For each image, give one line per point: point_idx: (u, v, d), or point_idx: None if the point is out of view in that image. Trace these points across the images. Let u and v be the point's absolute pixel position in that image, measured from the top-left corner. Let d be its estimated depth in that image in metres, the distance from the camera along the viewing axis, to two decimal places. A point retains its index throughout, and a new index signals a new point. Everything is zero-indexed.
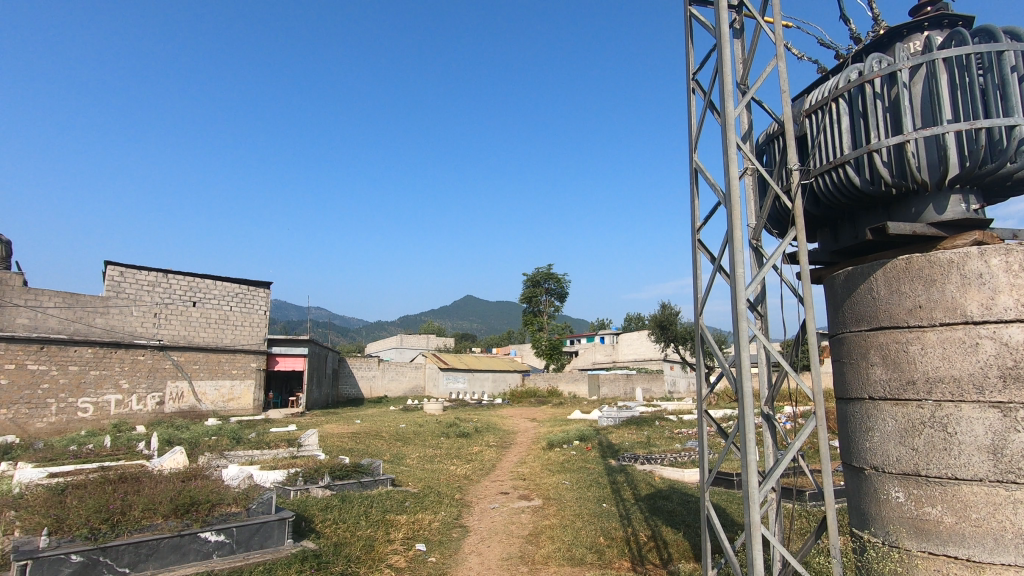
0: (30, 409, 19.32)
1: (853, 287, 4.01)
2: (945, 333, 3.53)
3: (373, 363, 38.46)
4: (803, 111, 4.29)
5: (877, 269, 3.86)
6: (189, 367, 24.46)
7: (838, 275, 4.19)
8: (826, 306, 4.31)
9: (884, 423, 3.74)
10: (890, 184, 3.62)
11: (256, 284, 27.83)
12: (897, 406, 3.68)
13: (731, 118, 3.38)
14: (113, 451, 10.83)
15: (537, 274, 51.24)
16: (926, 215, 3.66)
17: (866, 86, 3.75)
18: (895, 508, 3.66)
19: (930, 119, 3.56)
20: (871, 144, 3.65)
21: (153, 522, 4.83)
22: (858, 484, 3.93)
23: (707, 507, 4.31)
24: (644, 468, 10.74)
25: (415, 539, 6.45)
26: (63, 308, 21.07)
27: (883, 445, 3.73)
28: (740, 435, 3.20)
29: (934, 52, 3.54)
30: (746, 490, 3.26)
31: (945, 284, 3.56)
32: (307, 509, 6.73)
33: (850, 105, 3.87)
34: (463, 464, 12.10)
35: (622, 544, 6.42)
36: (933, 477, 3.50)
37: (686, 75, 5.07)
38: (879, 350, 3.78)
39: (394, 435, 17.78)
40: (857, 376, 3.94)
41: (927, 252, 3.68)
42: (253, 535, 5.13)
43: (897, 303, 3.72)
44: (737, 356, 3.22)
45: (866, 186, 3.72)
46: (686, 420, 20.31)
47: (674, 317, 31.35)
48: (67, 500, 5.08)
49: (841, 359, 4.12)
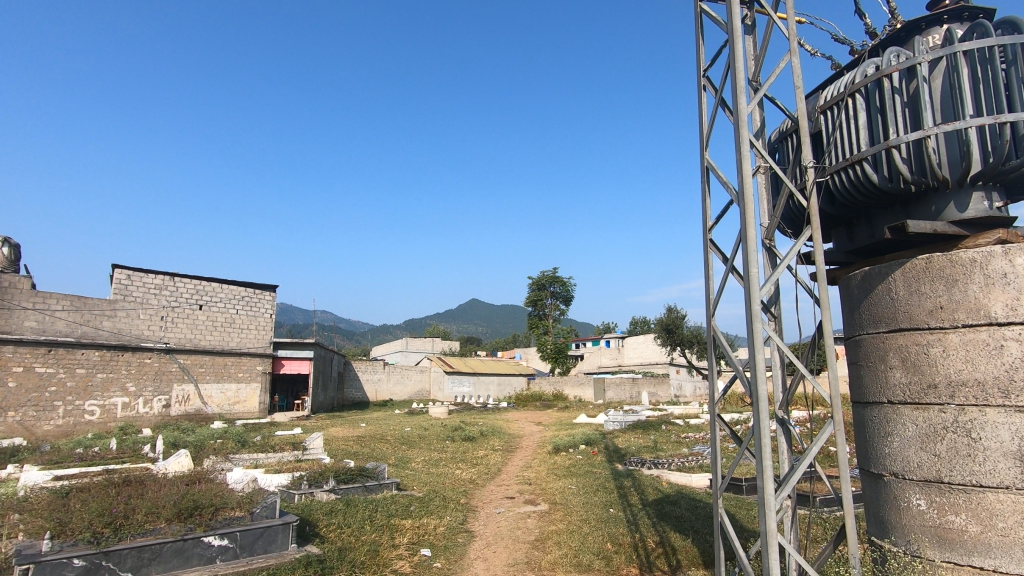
0: (38, 412, 19.40)
1: (870, 288, 3.92)
2: (968, 335, 3.44)
3: (379, 367, 38.48)
4: (819, 107, 4.21)
5: (896, 269, 3.77)
6: (195, 370, 24.52)
7: (855, 275, 4.10)
8: (842, 307, 4.22)
9: (904, 428, 3.65)
10: (909, 181, 3.53)
11: (262, 287, 27.91)
12: (918, 410, 3.59)
13: (744, 115, 3.27)
14: (118, 454, 10.84)
15: (543, 277, 51.29)
16: (946, 213, 3.58)
17: (884, 81, 3.67)
18: (917, 517, 3.57)
19: (952, 114, 3.48)
20: (889, 140, 3.57)
21: (156, 526, 4.79)
22: (877, 490, 3.85)
23: (721, 514, 4.22)
24: (651, 473, 10.63)
25: (420, 544, 6.37)
26: (70, 311, 21.16)
27: (903, 451, 3.65)
28: (755, 441, 3.10)
29: (955, 45, 3.46)
30: (762, 498, 3.16)
31: (967, 284, 3.47)
32: (311, 514, 6.67)
33: (867, 101, 3.79)
34: (467, 468, 12.01)
35: (630, 550, 6.32)
36: (957, 484, 3.40)
37: (697, 72, 4.98)
38: (898, 353, 3.70)
39: (398, 438, 17.72)
40: (875, 380, 3.85)
41: (948, 252, 3.59)
42: (257, 540, 5.08)
43: (916, 304, 3.64)
44: (751, 360, 3.12)
45: (885, 183, 3.63)
46: (692, 424, 20.17)
47: (680, 320, 31.18)
48: (69, 504, 5.04)
49: (858, 361, 4.03)
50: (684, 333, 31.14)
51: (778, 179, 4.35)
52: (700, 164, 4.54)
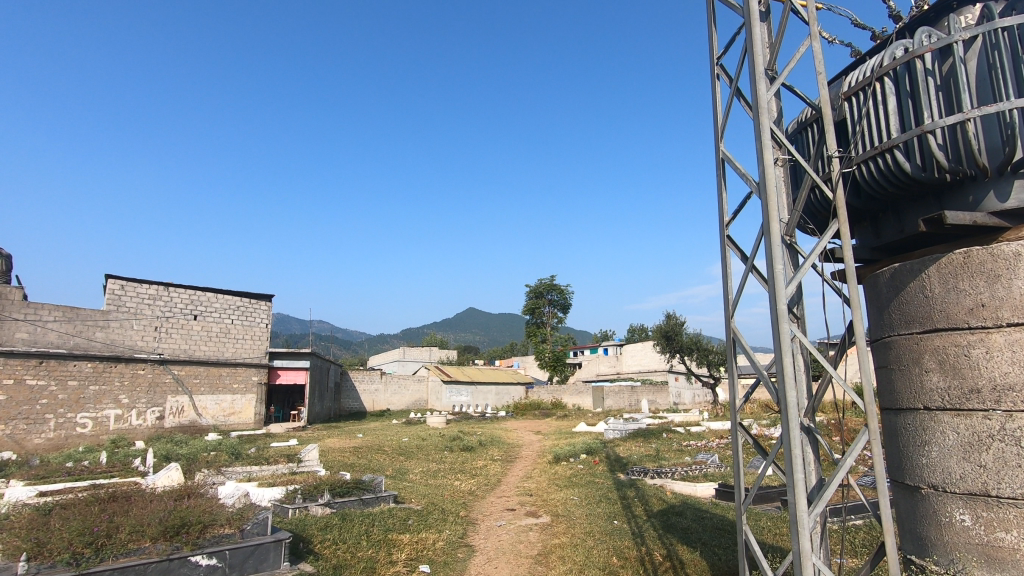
0: (28, 425, 19.05)
1: (902, 285, 3.77)
2: (1014, 335, 3.25)
3: (376, 376, 38.14)
4: (843, 94, 4.06)
5: (930, 265, 3.61)
6: (190, 381, 24.20)
7: (883, 273, 3.95)
8: (870, 307, 4.06)
9: (945, 437, 3.46)
10: (945, 169, 3.37)
11: (258, 296, 27.67)
12: (959, 416, 3.40)
13: (764, 106, 3.11)
14: (107, 468, 10.59)
15: (540, 285, 51.17)
16: (985, 203, 3.43)
17: (916, 63, 3.53)
18: (961, 533, 3.37)
19: (990, 96, 3.33)
20: (923, 126, 3.43)
21: (141, 545, 4.55)
22: (915, 504, 3.65)
23: (745, 531, 4.01)
24: (655, 483, 10.40)
25: (418, 560, 6.13)
26: (62, 322, 20.88)
27: (944, 461, 3.46)
28: (785, 453, 2.93)
29: (994, 21, 3.31)
30: (793, 514, 2.99)
31: (1011, 280, 3.29)
32: (306, 530, 6.42)
33: (897, 84, 3.64)
34: (466, 479, 11.76)
35: (636, 564, 6.11)
36: (1006, 497, 3.20)
37: (711, 61, 4.81)
38: (935, 355, 3.53)
39: (396, 448, 17.44)
40: (911, 384, 3.67)
41: (987, 245, 3.44)
42: (247, 558, 4.84)
43: (955, 302, 3.47)
44: (777, 366, 2.96)
45: (919, 172, 3.48)
46: (693, 432, 19.95)
47: (680, 327, 31.02)
48: (50, 522, 4.81)
49: (889, 365, 3.87)
50: (683, 339, 30.97)
51: (799, 171, 4.19)
52: (715, 157, 4.37)
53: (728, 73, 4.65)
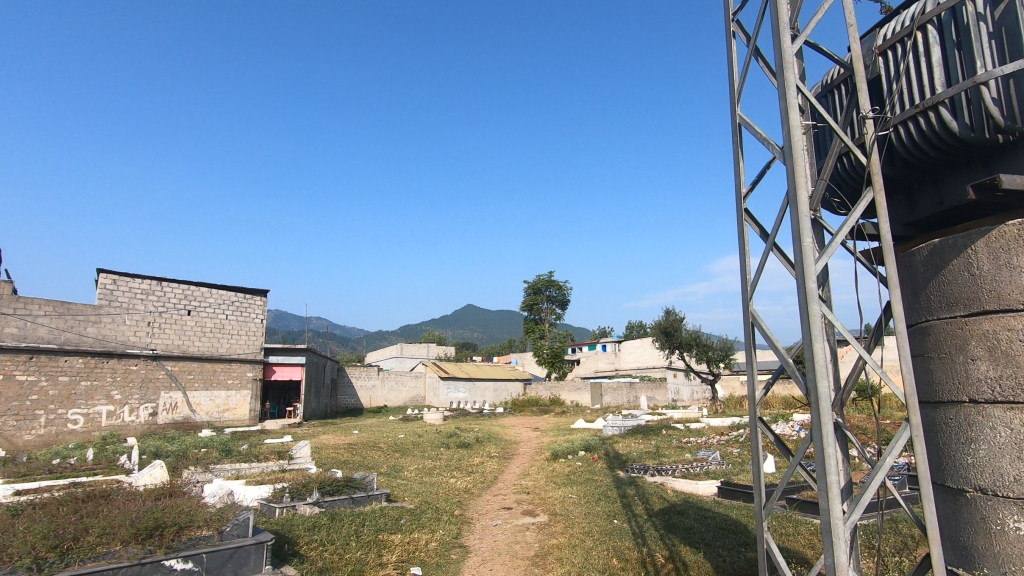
0: (18, 421, 18.74)
1: (942, 264, 3.42)
2: None
3: (373, 373, 37.86)
4: (876, 48, 3.64)
5: (978, 239, 3.26)
6: (183, 377, 23.89)
7: (920, 250, 3.60)
8: (904, 290, 3.72)
9: (994, 434, 3.12)
10: (999, 127, 2.99)
11: (253, 291, 27.34)
12: (1012, 410, 3.05)
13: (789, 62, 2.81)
14: (92, 465, 10.29)
15: (538, 281, 50.93)
16: None
17: (966, 7, 3.11)
18: (1015, 542, 3.02)
19: None
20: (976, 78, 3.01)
21: (110, 549, 4.28)
22: (959, 509, 3.31)
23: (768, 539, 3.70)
24: (655, 480, 10.14)
25: (409, 563, 5.86)
26: (53, 317, 20.53)
27: (994, 461, 3.12)
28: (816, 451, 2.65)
29: None
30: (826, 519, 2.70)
31: None
32: (291, 531, 6.14)
33: (942, 34, 3.23)
34: (462, 476, 11.49)
35: (637, 566, 5.84)
36: None
37: (726, 17, 4.40)
38: (983, 340, 3.19)
39: (391, 445, 17.17)
40: (953, 374, 3.34)
41: None
42: (225, 562, 4.54)
43: (1007, 282, 3.12)
44: (807, 353, 2.66)
45: (967, 132, 3.08)
46: (693, 429, 19.75)
47: (679, 323, 30.77)
48: (17, 524, 4.53)
49: (927, 353, 3.53)
50: (683, 335, 30.73)
51: (825, 137, 3.82)
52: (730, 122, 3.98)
53: (745, 30, 4.24)
